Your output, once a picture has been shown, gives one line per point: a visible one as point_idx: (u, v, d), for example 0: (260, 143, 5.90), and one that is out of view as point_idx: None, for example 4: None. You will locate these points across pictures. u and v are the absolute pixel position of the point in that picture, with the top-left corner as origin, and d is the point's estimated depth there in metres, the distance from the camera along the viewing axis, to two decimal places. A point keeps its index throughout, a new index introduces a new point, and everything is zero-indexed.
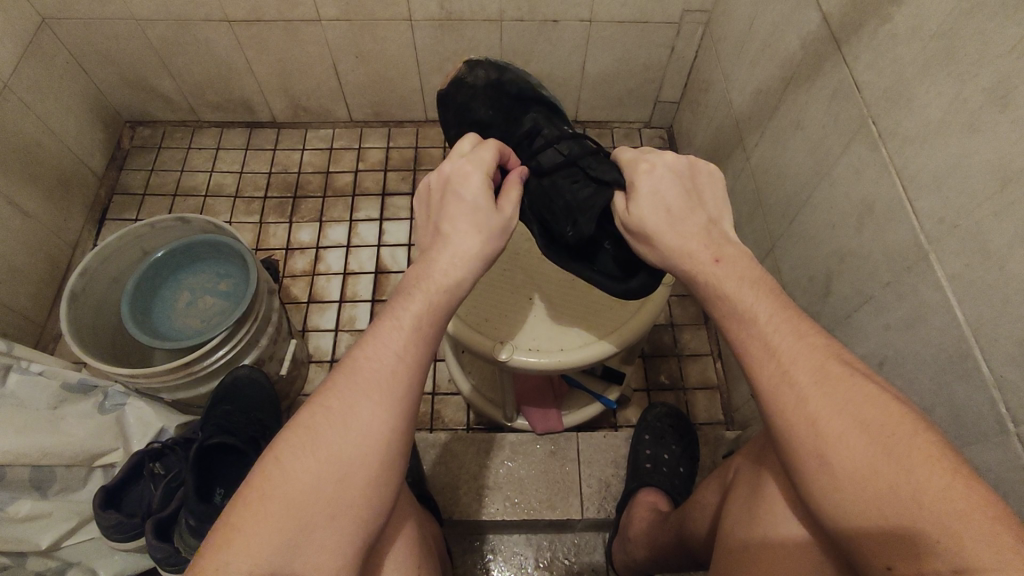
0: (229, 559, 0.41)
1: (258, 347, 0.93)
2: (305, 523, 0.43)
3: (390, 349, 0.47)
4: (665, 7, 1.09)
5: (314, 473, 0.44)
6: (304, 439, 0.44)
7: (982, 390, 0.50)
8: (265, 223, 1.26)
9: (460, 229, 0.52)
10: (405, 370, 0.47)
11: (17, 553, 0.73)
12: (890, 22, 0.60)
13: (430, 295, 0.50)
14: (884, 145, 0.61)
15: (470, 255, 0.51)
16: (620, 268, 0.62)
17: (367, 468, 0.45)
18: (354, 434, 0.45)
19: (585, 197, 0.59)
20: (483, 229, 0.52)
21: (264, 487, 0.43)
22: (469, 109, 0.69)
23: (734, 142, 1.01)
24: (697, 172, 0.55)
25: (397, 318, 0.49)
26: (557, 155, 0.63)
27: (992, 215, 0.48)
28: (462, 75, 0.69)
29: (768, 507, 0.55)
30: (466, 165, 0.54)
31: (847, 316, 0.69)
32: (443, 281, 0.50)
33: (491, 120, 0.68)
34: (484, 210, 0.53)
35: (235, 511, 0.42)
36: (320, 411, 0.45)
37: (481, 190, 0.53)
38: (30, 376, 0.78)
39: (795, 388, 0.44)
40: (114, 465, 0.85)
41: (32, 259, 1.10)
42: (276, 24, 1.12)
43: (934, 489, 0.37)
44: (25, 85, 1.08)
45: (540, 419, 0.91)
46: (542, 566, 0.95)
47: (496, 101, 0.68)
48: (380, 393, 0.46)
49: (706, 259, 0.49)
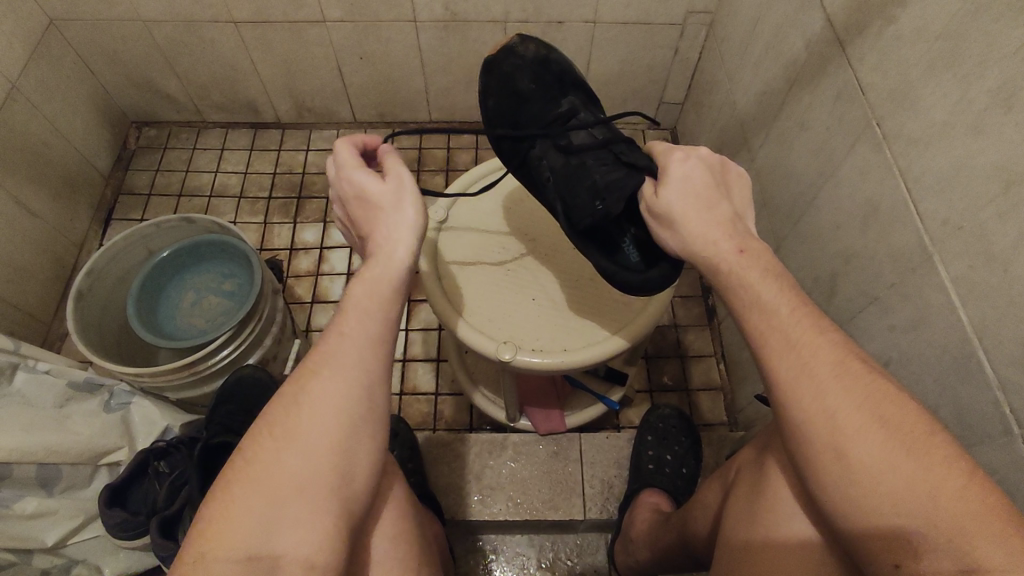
0: (209, 546, 0.43)
1: (262, 346, 0.93)
2: (275, 504, 0.44)
3: (334, 331, 0.50)
4: (669, 8, 1.09)
5: (277, 456, 0.45)
6: (264, 428, 0.47)
7: (987, 391, 0.50)
8: (270, 223, 1.27)
9: (374, 225, 0.53)
10: (352, 346, 0.49)
11: (23, 551, 0.74)
12: (894, 24, 0.60)
13: (364, 276, 0.51)
14: (889, 147, 0.61)
15: (392, 238, 0.52)
16: (640, 259, 0.60)
17: (327, 443, 0.46)
18: (308, 413, 0.46)
19: (615, 180, 0.57)
20: (389, 213, 0.53)
21: (238, 471, 0.45)
22: (512, 80, 0.65)
23: (738, 143, 1.01)
24: (725, 169, 0.54)
25: (339, 304, 0.51)
26: (591, 138, 0.64)
27: (996, 216, 0.49)
28: (512, 45, 0.66)
29: (770, 506, 0.55)
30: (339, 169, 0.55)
31: (850, 318, 0.69)
32: (376, 262, 0.52)
33: (532, 95, 0.65)
34: (384, 198, 0.53)
35: (217, 496, 0.45)
36: (278, 401, 0.48)
37: (368, 183, 0.54)
38: (38, 375, 0.79)
39: (814, 383, 0.44)
40: (120, 463, 0.85)
41: (38, 258, 1.10)
42: (282, 25, 1.12)
43: (946, 491, 0.39)
44: (33, 86, 1.09)
45: (543, 420, 0.92)
46: (544, 566, 0.95)
47: (543, 76, 0.65)
48: (330, 372, 0.48)
49: (732, 250, 0.49)
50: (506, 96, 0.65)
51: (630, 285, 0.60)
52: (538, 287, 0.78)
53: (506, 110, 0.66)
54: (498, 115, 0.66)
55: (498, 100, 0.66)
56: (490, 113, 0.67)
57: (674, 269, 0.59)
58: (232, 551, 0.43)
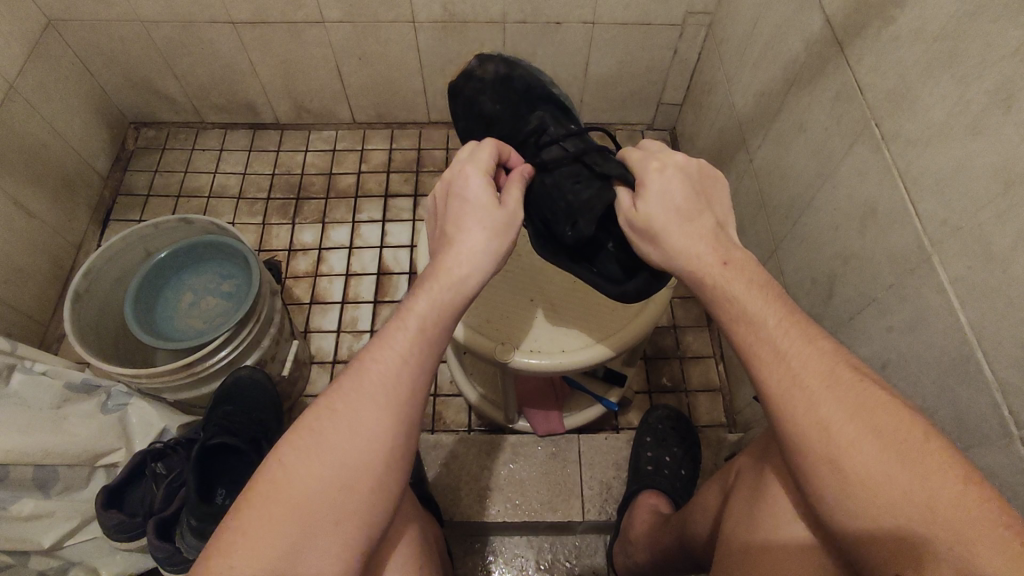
0: (235, 563, 0.41)
1: (260, 347, 0.93)
2: (310, 527, 0.43)
3: (395, 351, 0.48)
4: (668, 8, 1.09)
5: (321, 477, 0.44)
6: (308, 443, 0.45)
7: (986, 393, 0.50)
8: (268, 224, 1.26)
9: (465, 232, 0.52)
10: (410, 371, 0.48)
11: (19, 552, 0.74)
12: (892, 25, 0.60)
13: (435, 297, 0.49)
14: (887, 147, 0.61)
15: (476, 255, 0.51)
16: (620, 270, 0.61)
17: (370, 469, 0.45)
18: (358, 436, 0.45)
19: (586, 198, 0.58)
20: (487, 230, 0.52)
21: (266, 490, 0.44)
22: (477, 103, 0.67)
23: (737, 144, 1.01)
24: (705, 175, 0.54)
25: (403, 321, 0.49)
26: (562, 152, 0.61)
27: (994, 217, 0.48)
28: (471, 68, 0.67)
29: (770, 509, 0.55)
30: (466, 165, 0.54)
31: (849, 319, 0.69)
32: (447, 284, 0.50)
33: (498, 115, 0.66)
34: (487, 211, 0.52)
35: (240, 515, 0.43)
36: (326, 414, 0.46)
37: (483, 192, 0.53)
38: (35, 375, 0.79)
39: (801, 394, 0.44)
40: (116, 465, 0.85)
41: (36, 259, 1.10)
42: (281, 25, 1.12)
43: (941, 499, 0.38)
44: (30, 86, 1.09)
45: (542, 421, 0.91)
46: (542, 568, 0.95)
47: (504, 97, 0.66)
48: (384, 395, 0.47)
49: (714, 263, 0.49)
50: (472, 118, 0.67)
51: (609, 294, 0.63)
52: (536, 288, 0.78)
53: (477, 132, 0.68)
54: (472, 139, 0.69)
55: (466, 122, 0.69)
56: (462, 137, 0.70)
57: (651, 279, 0.60)
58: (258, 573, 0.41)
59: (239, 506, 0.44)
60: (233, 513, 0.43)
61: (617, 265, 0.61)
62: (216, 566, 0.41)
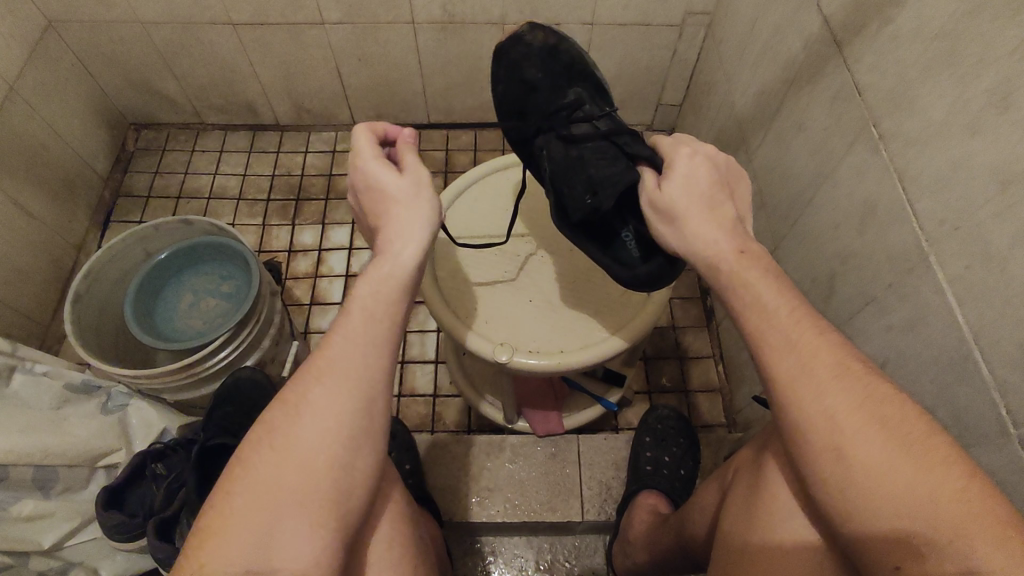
0: (209, 552, 0.43)
1: (260, 348, 0.93)
2: (277, 512, 0.44)
3: (342, 336, 0.49)
4: (667, 9, 1.09)
5: (282, 463, 0.45)
6: (269, 433, 0.46)
7: (985, 392, 0.50)
8: (268, 225, 1.27)
9: (386, 218, 0.52)
10: (360, 354, 0.48)
11: (19, 553, 0.74)
12: (890, 25, 0.60)
13: (374, 283, 0.50)
14: (886, 147, 0.61)
15: (403, 233, 0.51)
16: (636, 253, 0.61)
17: (331, 451, 0.46)
18: (313, 421, 0.46)
19: (609, 175, 0.58)
20: (404, 206, 0.52)
21: (234, 481, 0.45)
22: (521, 67, 0.65)
23: (737, 144, 1.01)
24: (730, 169, 0.54)
25: (348, 309, 0.50)
26: (593, 129, 0.62)
27: (993, 216, 0.48)
28: (520, 32, 0.65)
29: (768, 509, 0.55)
30: (354, 166, 0.54)
31: (848, 319, 0.69)
32: (386, 271, 0.51)
33: (539, 84, 0.65)
34: (399, 190, 0.52)
35: (211, 507, 0.45)
36: (283, 404, 0.47)
37: (382, 176, 0.53)
38: (35, 376, 0.79)
39: (806, 386, 0.44)
40: (117, 466, 0.85)
41: (36, 261, 1.10)
42: (280, 27, 1.12)
43: (943, 494, 0.39)
44: (31, 88, 1.09)
45: (542, 422, 0.91)
46: (542, 568, 0.95)
47: (548, 66, 0.65)
48: (336, 378, 0.47)
49: (731, 249, 0.49)
50: (509, 81, 0.66)
51: (617, 277, 0.62)
52: (535, 288, 0.78)
53: (512, 98, 0.66)
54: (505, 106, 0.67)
55: (501, 85, 0.66)
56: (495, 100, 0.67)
57: (661, 268, 0.59)
58: (230, 559, 0.43)
59: (211, 499, 0.45)
60: (206, 505, 0.45)
61: (631, 248, 0.61)
62: (192, 558, 0.43)
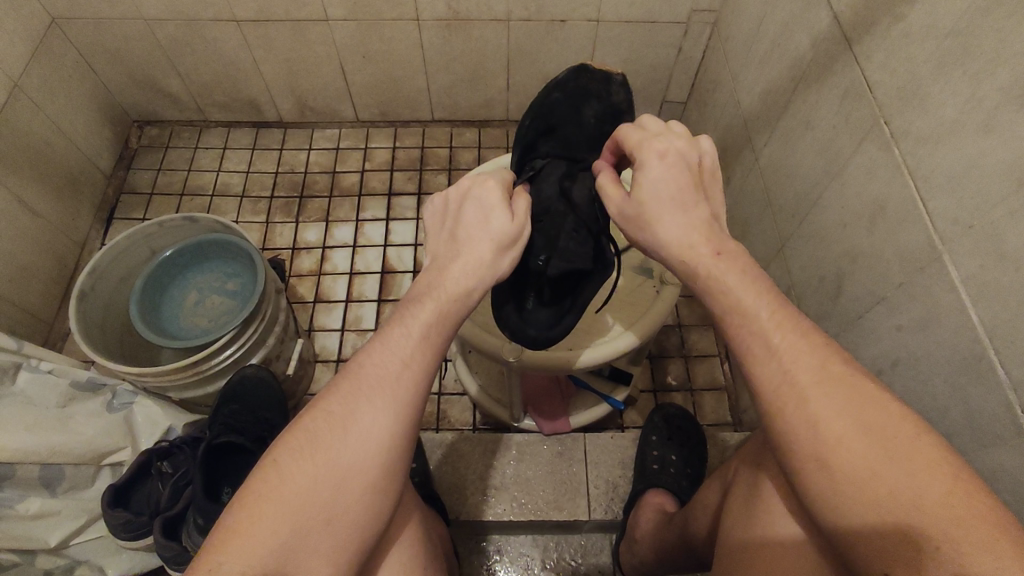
0: (227, 560, 0.42)
1: (265, 347, 0.93)
2: (301, 526, 0.44)
3: (395, 355, 0.48)
4: (672, 7, 1.09)
5: (313, 477, 0.45)
6: (304, 442, 0.46)
7: (999, 392, 0.49)
8: (272, 223, 1.26)
9: (472, 240, 0.51)
10: (410, 374, 0.48)
11: (26, 550, 0.74)
12: (903, 21, 0.60)
13: (438, 302, 0.49)
14: (898, 146, 0.61)
15: (478, 264, 0.51)
16: (547, 318, 0.63)
17: (365, 472, 0.46)
18: (353, 438, 0.46)
19: (570, 248, 0.61)
20: (492, 238, 0.51)
21: (261, 486, 0.44)
22: (584, 101, 0.66)
23: (743, 141, 1.01)
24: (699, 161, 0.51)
25: (406, 326, 0.49)
26: (590, 198, 0.60)
27: (1007, 216, 0.48)
28: (612, 80, 0.66)
29: (774, 507, 0.54)
30: (482, 175, 0.55)
31: (857, 317, 0.69)
32: (452, 295, 0.50)
33: (587, 127, 0.65)
34: (498, 218, 0.52)
35: (233, 513, 0.44)
36: (323, 415, 0.46)
37: (500, 202, 0.53)
38: (40, 374, 0.78)
39: (799, 386, 0.42)
40: (122, 464, 0.84)
41: (40, 258, 1.10)
42: (285, 23, 1.12)
43: (960, 511, 0.37)
44: (35, 84, 1.09)
45: (547, 421, 0.93)
46: (548, 567, 0.95)
47: (609, 120, 0.66)
48: (382, 397, 0.47)
49: (705, 252, 0.46)
50: (570, 101, 0.65)
51: (511, 328, 0.63)
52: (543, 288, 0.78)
53: (557, 114, 0.65)
54: (546, 112, 0.65)
55: (562, 97, 0.66)
56: (545, 101, 0.66)
57: (546, 339, 0.63)
58: (247, 570, 0.42)
59: (234, 498, 0.44)
60: (226, 511, 0.44)
61: (534, 313, 0.63)
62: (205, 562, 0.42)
